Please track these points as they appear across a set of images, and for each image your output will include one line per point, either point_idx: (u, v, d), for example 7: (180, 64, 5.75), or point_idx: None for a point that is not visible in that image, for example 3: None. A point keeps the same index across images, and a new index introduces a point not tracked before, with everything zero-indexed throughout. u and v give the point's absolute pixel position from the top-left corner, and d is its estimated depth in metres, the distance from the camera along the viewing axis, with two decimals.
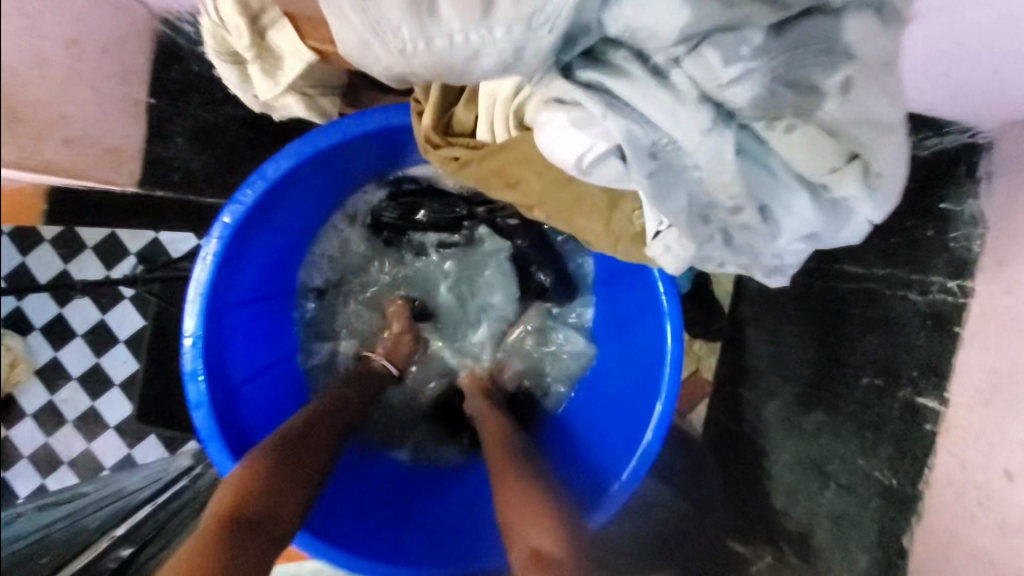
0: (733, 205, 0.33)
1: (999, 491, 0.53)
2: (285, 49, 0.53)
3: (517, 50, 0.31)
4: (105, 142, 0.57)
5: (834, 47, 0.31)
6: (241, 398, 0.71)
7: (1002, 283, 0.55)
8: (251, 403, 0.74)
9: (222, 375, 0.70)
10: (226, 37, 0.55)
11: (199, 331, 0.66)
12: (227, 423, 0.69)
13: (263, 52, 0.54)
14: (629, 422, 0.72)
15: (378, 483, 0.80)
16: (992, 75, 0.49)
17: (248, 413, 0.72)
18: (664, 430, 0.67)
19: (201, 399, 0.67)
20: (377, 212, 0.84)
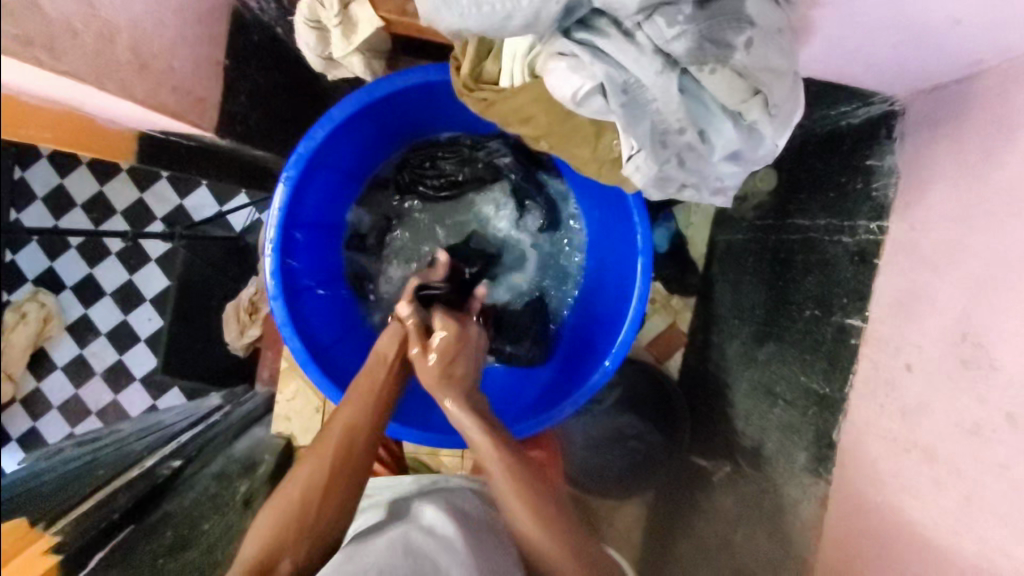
0: (680, 127, 0.46)
1: (902, 382, 0.66)
2: (361, 17, 0.61)
3: (537, 14, 0.42)
4: (195, 93, 0.66)
5: (741, 17, 0.42)
6: (304, 309, 0.80)
7: (909, 220, 0.68)
8: (313, 307, 0.83)
9: (291, 286, 0.78)
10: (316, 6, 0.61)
11: (278, 242, 0.74)
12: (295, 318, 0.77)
13: (346, 18, 0.61)
14: (615, 320, 0.81)
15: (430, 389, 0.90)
16: (903, 51, 0.62)
17: (310, 323, 0.81)
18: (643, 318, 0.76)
19: (279, 291, 0.75)
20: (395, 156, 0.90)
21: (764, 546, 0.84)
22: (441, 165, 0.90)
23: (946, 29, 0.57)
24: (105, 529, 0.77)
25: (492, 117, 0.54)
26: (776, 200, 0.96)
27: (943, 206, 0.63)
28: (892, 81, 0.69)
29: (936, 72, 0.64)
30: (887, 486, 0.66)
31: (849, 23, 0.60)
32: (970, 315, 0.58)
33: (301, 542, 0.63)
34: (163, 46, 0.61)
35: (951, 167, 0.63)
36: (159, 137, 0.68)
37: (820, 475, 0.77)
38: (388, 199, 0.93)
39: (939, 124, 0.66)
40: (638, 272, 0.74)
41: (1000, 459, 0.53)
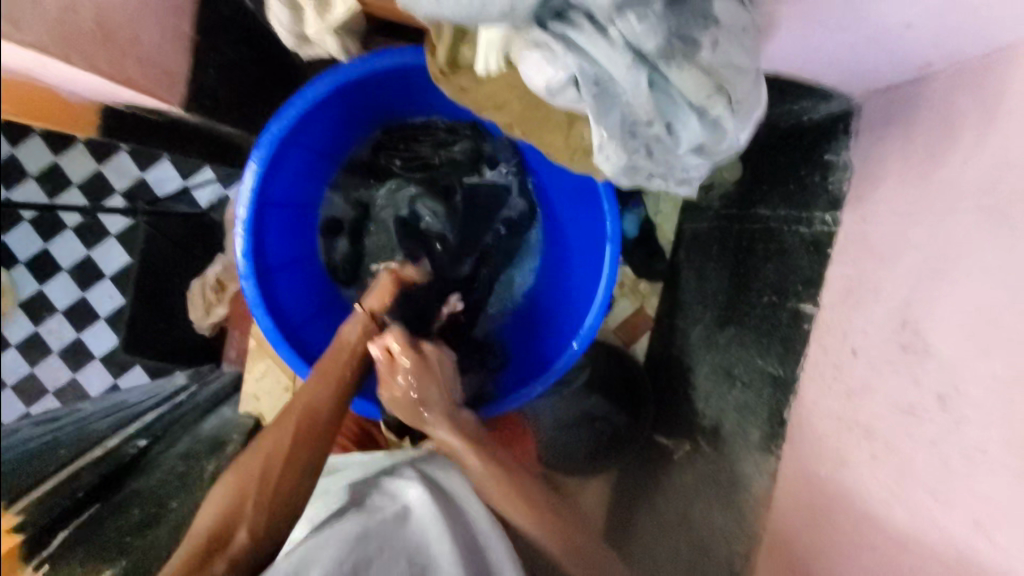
0: (648, 121, 0.48)
1: (847, 363, 0.71)
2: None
3: (512, 6, 0.43)
4: (162, 65, 0.64)
5: (706, 15, 0.44)
6: (275, 288, 0.79)
7: (860, 214, 0.72)
8: (285, 288, 0.82)
9: (262, 266, 0.77)
10: None
11: (248, 221, 0.74)
12: (266, 297, 0.76)
13: None
14: (581, 306, 0.84)
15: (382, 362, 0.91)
16: (860, 51, 0.65)
17: (281, 302, 0.80)
18: (606, 306, 0.79)
19: (250, 271, 0.74)
20: (371, 140, 0.91)
21: (718, 519, 0.89)
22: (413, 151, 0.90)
23: (901, 33, 0.60)
24: (70, 508, 0.77)
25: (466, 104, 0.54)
26: (740, 191, 0.99)
27: (891, 200, 0.68)
28: (851, 79, 0.72)
29: (890, 73, 0.67)
30: (829, 462, 0.72)
31: (810, 22, 0.62)
32: (910, 304, 0.63)
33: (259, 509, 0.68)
34: (129, 17, 0.59)
35: (899, 163, 0.67)
36: (122, 109, 0.65)
37: (770, 451, 0.83)
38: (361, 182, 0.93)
39: (892, 123, 0.69)
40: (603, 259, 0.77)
41: (930, 436, 0.58)
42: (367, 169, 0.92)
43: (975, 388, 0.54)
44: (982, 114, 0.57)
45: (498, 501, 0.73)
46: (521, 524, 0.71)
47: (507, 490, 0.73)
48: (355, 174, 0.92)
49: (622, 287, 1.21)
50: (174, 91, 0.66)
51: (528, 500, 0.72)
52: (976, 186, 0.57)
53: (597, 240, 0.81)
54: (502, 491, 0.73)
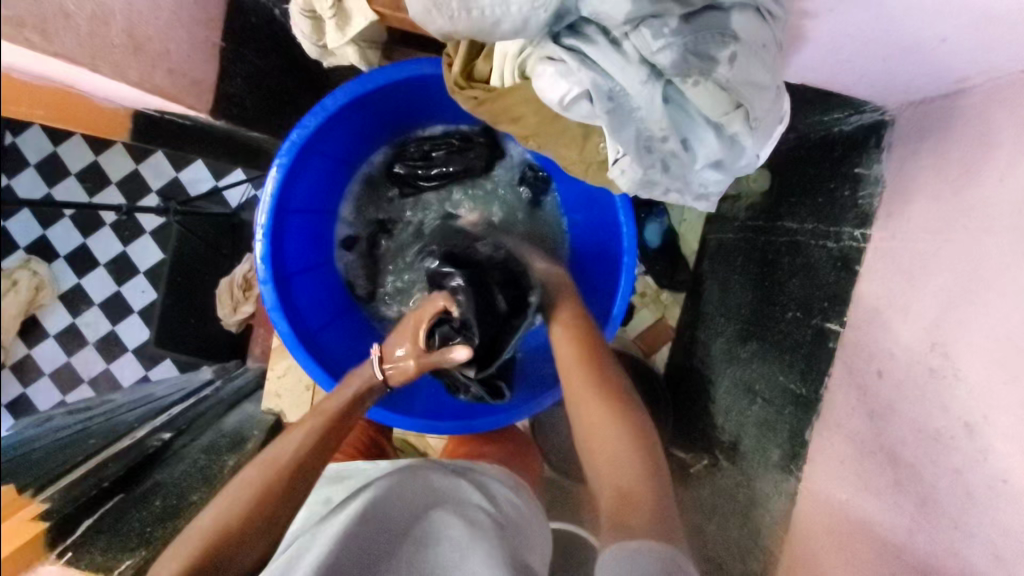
0: (663, 136, 0.47)
1: (872, 385, 0.68)
2: (355, 10, 0.59)
3: (525, 21, 0.43)
4: (191, 75, 0.66)
5: (725, 31, 0.43)
6: (293, 294, 0.80)
7: (890, 230, 0.70)
8: (302, 292, 0.83)
9: (280, 271, 0.79)
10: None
11: (268, 227, 0.75)
12: (284, 302, 0.78)
13: (340, 10, 0.60)
14: (598, 314, 0.83)
15: None
16: (895, 64, 0.63)
17: (299, 308, 0.81)
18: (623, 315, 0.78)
19: (268, 276, 0.76)
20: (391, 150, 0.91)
21: (735, 533, 0.87)
22: (434, 168, 0.89)
23: (933, 46, 0.58)
24: (97, 496, 0.81)
25: (482, 114, 0.54)
26: (767, 203, 0.96)
27: (924, 217, 0.65)
28: (884, 90, 0.69)
29: (926, 84, 0.64)
30: (851, 485, 0.69)
31: (839, 34, 0.60)
32: (939, 326, 0.60)
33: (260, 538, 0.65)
34: (159, 28, 0.61)
35: (932, 180, 0.65)
36: (153, 114, 0.68)
37: (790, 472, 0.80)
38: (386, 196, 0.93)
39: (928, 136, 0.66)
40: (620, 278, 0.76)
41: (956, 465, 0.56)
42: (388, 177, 0.92)
43: (1005, 416, 0.51)
44: (1017, 130, 0.55)
45: (599, 451, 0.68)
46: (611, 484, 0.64)
47: (604, 445, 0.68)
48: (378, 184, 0.93)
49: (643, 297, 1.20)
50: (201, 98, 0.68)
51: (623, 420, 0.69)
52: (1010, 206, 0.54)
53: (615, 252, 0.80)
54: (605, 435, 0.68)
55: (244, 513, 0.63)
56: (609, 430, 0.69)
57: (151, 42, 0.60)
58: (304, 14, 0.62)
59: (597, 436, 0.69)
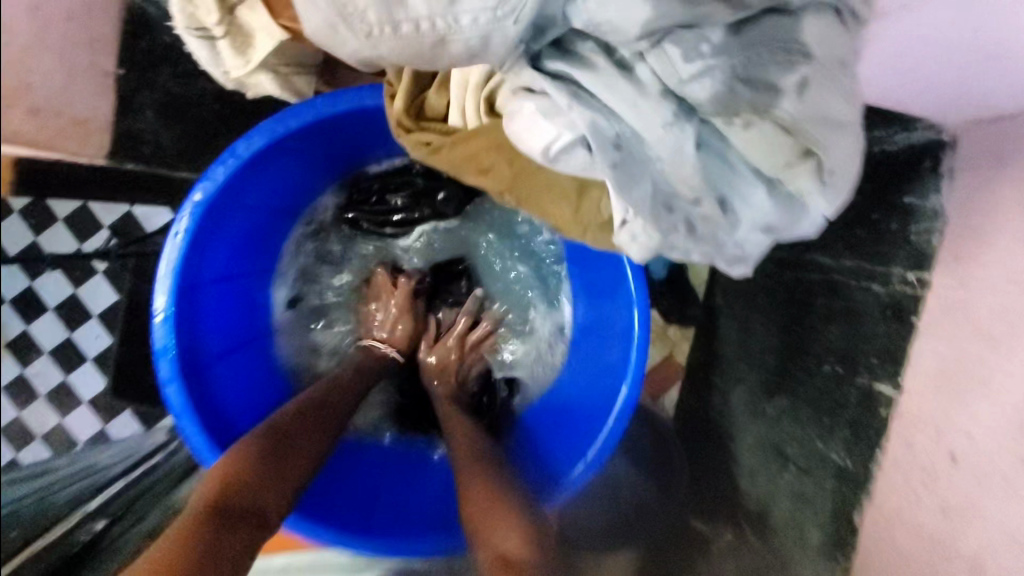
0: (693, 196, 0.34)
1: (943, 473, 0.55)
2: (255, 27, 0.47)
3: (485, 40, 0.32)
4: (76, 112, 0.53)
5: (791, 46, 0.32)
6: (211, 383, 0.70)
7: (959, 276, 0.57)
8: (228, 377, 0.73)
9: (194, 357, 0.68)
10: (195, 11, 0.48)
11: (171, 308, 0.65)
12: (196, 398, 0.67)
13: (233, 27, 0.48)
14: (602, 390, 0.73)
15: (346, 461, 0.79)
16: (965, 74, 0.50)
17: (219, 397, 0.71)
18: (634, 399, 0.68)
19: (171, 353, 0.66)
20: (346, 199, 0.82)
21: None
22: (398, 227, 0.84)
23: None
24: None
25: (439, 164, 0.41)
26: (793, 232, 0.83)
27: (1007, 264, 0.52)
28: (947, 106, 0.56)
29: (1008, 97, 0.51)
30: None
31: None
32: None
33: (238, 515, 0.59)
34: None
35: (1015, 216, 0.52)
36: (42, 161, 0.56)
37: (836, 561, 0.68)
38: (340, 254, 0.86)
39: (1006, 163, 0.53)
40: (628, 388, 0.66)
41: None
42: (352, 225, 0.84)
43: None
44: None
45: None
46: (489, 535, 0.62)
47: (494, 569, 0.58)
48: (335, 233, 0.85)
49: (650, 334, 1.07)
50: (90, 142, 0.56)
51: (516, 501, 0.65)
52: None
53: (620, 325, 0.71)
54: (489, 503, 0.65)
55: (230, 461, 0.63)
56: (502, 505, 0.64)
57: None
58: (195, 33, 0.49)
59: (480, 509, 0.65)
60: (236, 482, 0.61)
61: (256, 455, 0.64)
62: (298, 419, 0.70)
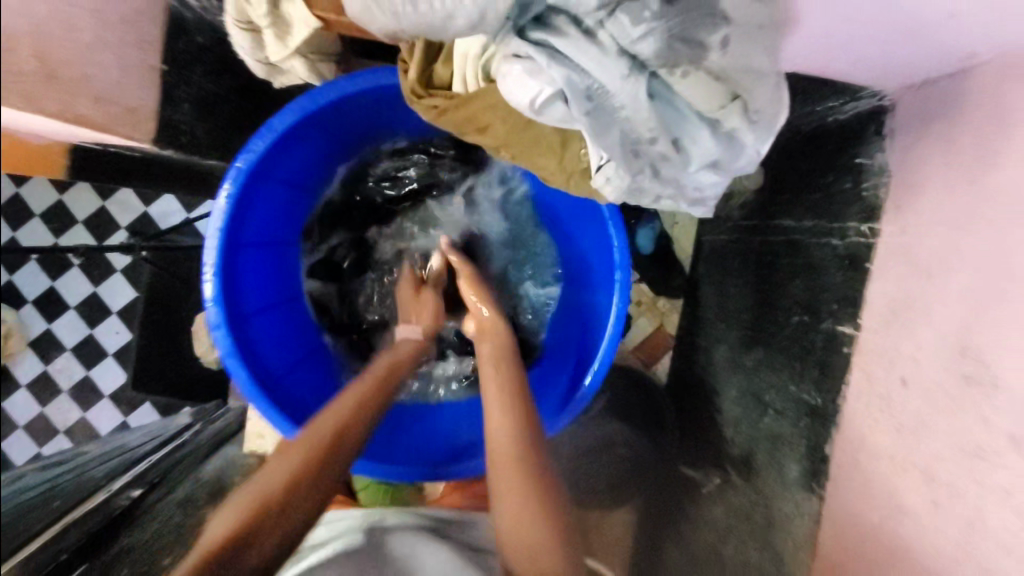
0: (652, 137, 0.42)
1: (897, 396, 0.62)
2: (294, 18, 0.54)
3: (482, 15, 0.37)
4: (124, 103, 0.60)
5: (715, 11, 0.37)
6: (250, 334, 0.72)
7: (901, 223, 0.65)
8: (263, 333, 0.75)
9: (234, 312, 0.71)
10: (242, 5, 0.54)
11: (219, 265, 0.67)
12: (242, 346, 0.70)
13: (276, 18, 0.55)
14: (596, 317, 0.77)
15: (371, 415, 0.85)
16: (895, 45, 0.58)
17: (259, 351, 0.73)
18: (624, 312, 0.71)
19: (222, 321, 0.68)
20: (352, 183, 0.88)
21: (754, 556, 0.82)
22: (386, 204, 0.90)
23: (941, 22, 0.53)
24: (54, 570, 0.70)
25: (446, 125, 0.47)
26: (761, 201, 0.91)
27: (940, 208, 0.60)
28: (885, 74, 0.64)
29: (935, 62, 0.59)
30: (877, 506, 0.63)
31: (829, 17, 0.56)
32: (969, 328, 0.54)
33: (276, 533, 0.58)
34: (83, 53, 0.54)
35: (945, 165, 0.59)
36: (93, 147, 0.62)
37: (812, 491, 0.73)
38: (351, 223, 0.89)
39: (936, 121, 0.61)
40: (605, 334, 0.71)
41: (1001, 483, 0.49)
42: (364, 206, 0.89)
43: None
44: None
45: (518, 545, 0.60)
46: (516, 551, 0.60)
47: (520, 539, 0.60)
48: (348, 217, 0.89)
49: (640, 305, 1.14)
50: (139, 128, 0.62)
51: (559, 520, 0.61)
52: None
53: (604, 255, 0.75)
54: (524, 505, 0.61)
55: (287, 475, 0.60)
56: (536, 521, 0.60)
57: (74, 69, 0.54)
58: (239, 25, 0.56)
59: (512, 511, 0.61)
60: (289, 491, 0.60)
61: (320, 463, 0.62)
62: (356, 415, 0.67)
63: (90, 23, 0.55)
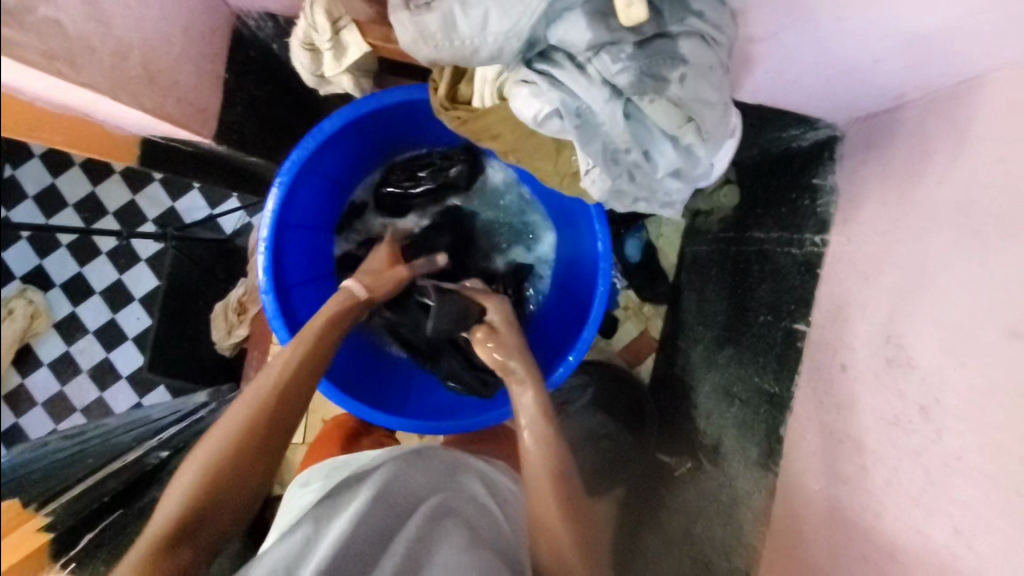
0: (627, 148, 0.53)
1: (835, 379, 0.73)
2: (352, 43, 0.65)
3: (502, 49, 0.49)
4: (196, 104, 0.72)
5: (675, 55, 0.49)
6: (292, 303, 0.84)
7: (846, 234, 0.76)
8: (301, 303, 0.87)
9: (279, 281, 0.82)
10: (310, 33, 0.65)
11: (269, 241, 0.79)
12: (284, 311, 0.81)
13: (336, 43, 0.65)
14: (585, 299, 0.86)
15: (378, 380, 0.94)
16: (835, 84, 0.70)
17: (298, 317, 0.85)
18: (607, 293, 0.81)
19: (270, 286, 0.79)
20: (377, 186, 0.96)
21: (718, 531, 0.91)
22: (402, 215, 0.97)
23: (870, 67, 0.65)
24: (94, 512, 0.85)
25: (466, 133, 0.59)
26: (738, 215, 1.02)
27: (875, 221, 0.71)
28: (833, 108, 0.76)
29: (872, 100, 0.71)
30: (821, 475, 0.73)
31: (781, 60, 0.67)
32: (893, 319, 0.65)
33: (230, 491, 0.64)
34: (170, 62, 0.66)
35: (878, 187, 0.71)
36: (158, 141, 0.72)
37: (767, 469, 0.84)
38: (372, 221, 0.98)
39: (874, 148, 0.73)
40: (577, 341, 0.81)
41: (912, 446, 0.60)
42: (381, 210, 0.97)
43: (952, 396, 0.56)
44: (949, 140, 0.62)
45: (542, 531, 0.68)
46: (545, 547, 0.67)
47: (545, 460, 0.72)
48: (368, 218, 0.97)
49: (626, 310, 1.24)
50: (205, 125, 0.74)
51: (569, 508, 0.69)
52: (948, 205, 0.60)
53: (592, 246, 0.84)
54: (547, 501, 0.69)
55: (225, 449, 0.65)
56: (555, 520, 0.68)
57: (165, 75, 0.66)
58: (304, 47, 0.67)
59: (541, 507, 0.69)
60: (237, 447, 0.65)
61: (223, 496, 0.64)
62: (235, 460, 0.65)
63: (178, 38, 0.67)
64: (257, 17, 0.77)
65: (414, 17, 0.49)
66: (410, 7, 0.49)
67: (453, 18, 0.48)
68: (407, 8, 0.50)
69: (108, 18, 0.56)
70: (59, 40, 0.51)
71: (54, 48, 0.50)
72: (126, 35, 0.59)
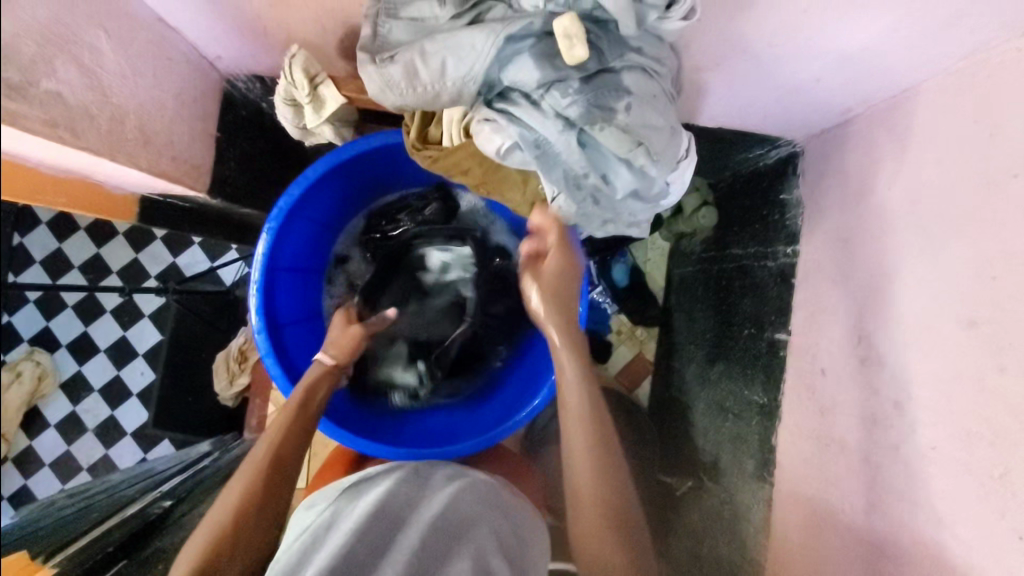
0: (585, 174, 0.57)
1: (817, 384, 0.75)
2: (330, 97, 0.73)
3: (460, 90, 0.54)
4: (190, 161, 0.77)
5: (618, 87, 0.54)
6: (284, 343, 0.87)
7: (813, 244, 0.79)
8: (293, 343, 0.90)
9: (272, 322, 0.85)
10: (292, 90, 0.71)
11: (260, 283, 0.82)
12: (277, 350, 0.84)
13: (315, 98, 0.72)
14: None
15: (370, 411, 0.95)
16: (784, 104, 0.75)
17: (290, 357, 0.88)
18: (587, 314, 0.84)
19: (262, 326, 0.82)
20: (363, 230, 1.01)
21: (724, 550, 0.90)
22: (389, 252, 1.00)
23: (812, 87, 0.70)
24: (103, 561, 0.83)
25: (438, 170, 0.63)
26: (716, 234, 1.05)
27: (838, 228, 0.74)
28: (789, 127, 0.80)
29: (823, 117, 0.75)
30: (814, 481, 0.74)
31: (731, 87, 0.72)
32: (864, 320, 0.68)
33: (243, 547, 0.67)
34: (164, 124, 0.71)
35: (837, 196, 0.75)
36: (155, 199, 0.77)
37: (764, 481, 0.85)
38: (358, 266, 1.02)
39: (830, 160, 0.77)
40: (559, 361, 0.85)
41: (893, 443, 0.61)
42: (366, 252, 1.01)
43: (922, 388, 0.58)
44: (894, 147, 0.65)
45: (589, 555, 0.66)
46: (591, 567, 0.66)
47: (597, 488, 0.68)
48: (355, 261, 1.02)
49: (620, 335, 1.26)
50: (199, 180, 0.79)
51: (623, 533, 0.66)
52: (901, 206, 0.63)
53: None
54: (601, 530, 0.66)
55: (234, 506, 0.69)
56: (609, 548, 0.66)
57: (160, 136, 0.71)
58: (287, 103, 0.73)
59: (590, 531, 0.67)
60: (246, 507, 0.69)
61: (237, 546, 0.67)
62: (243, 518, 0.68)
63: (172, 103, 0.72)
64: (246, 80, 0.83)
65: (379, 69, 0.54)
66: (375, 61, 0.54)
67: (414, 67, 0.53)
68: (374, 62, 0.55)
69: (107, 88, 0.62)
70: (61, 109, 0.55)
71: (56, 117, 0.55)
72: (123, 102, 0.64)
